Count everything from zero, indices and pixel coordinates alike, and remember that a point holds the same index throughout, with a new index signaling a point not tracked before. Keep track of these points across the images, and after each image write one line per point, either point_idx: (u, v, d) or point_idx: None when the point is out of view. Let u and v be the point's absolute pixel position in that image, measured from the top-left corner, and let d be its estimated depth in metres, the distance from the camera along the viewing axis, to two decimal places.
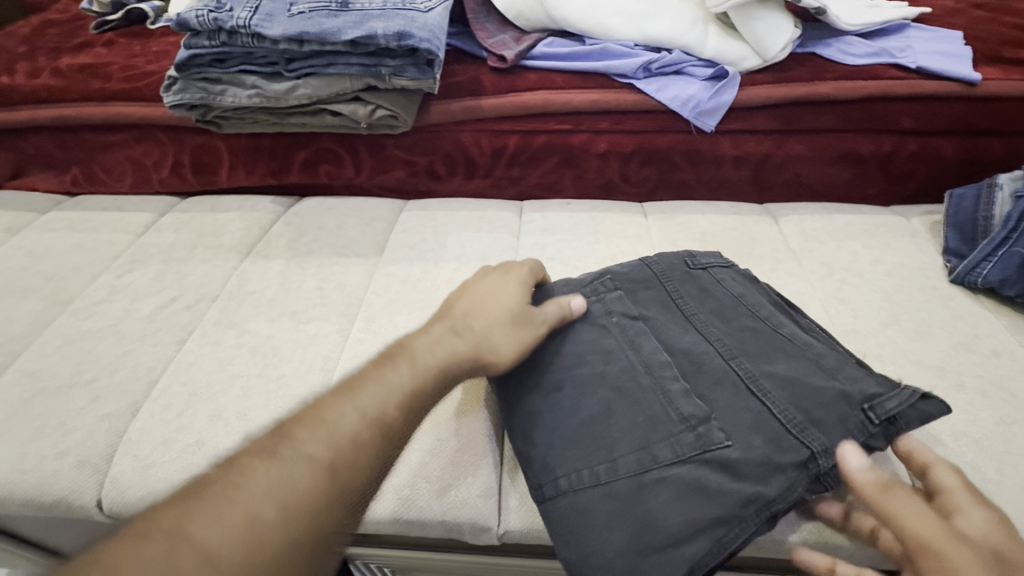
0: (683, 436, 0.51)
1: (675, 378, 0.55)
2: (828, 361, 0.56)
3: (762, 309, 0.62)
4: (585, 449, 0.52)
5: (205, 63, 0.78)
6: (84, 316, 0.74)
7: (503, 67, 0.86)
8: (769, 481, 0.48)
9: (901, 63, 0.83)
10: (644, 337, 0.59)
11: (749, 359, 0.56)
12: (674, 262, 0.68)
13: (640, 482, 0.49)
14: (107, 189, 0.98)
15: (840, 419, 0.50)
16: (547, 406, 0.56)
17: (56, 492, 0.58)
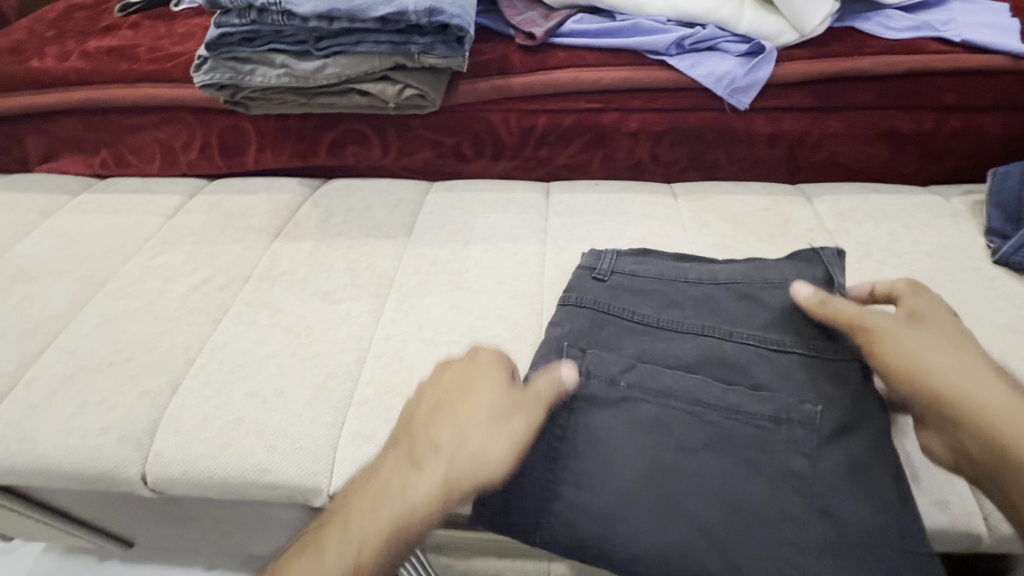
0: (794, 460, 0.50)
1: (720, 394, 0.53)
2: (775, 284, 0.61)
3: (690, 274, 0.64)
4: (735, 518, 0.48)
5: (234, 42, 0.78)
6: (119, 296, 0.75)
7: (532, 45, 0.84)
8: (854, 436, 0.51)
9: (945, 37, 0.80)
10: (655, 375, 0.55)
11: (738, 324, 0.59)
12: (593, 288, 0.64)
13: (823, 540, 0.47)
14: (136, 171, 0.99)
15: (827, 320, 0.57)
16: (639, 481, 0.50)
17: (101, 467, 0.59)
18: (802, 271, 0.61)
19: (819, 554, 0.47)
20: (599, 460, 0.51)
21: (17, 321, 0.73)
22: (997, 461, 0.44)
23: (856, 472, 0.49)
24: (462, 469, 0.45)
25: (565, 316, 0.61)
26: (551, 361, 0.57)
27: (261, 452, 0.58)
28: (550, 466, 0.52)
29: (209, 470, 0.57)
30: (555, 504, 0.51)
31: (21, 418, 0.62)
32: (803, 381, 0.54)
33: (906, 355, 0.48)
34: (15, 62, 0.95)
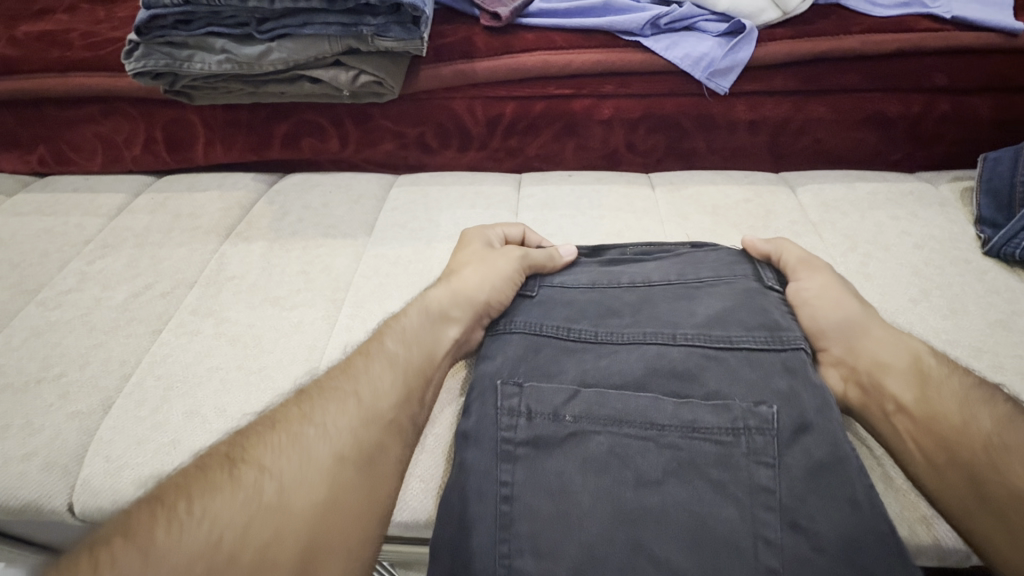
0: (758, 475, 0.45)
1: (673, 409, 0.49)
2: (706, 282, 0.60)
3: (622, 278, 0.63)
4: (707, 554, 0.43)
5: (167, 24, 0.71)
6: (52, 306, 0.69)
7: (498, 26, 0.78)
8: (817, 432, 0.46)
9: (935, 14, 0.75)
10: (602, 401, 0.50)
11: (680, 325, 0.55)
12: (527, 311, 0.60)
13: (800, 561, 0.43)
14: (77, 169, 0.92)
15: (760, 310, 0.55)
16: (602, 533, 0.44)
17: (22, 499, 0.53)
18: (732, 268, 0.61)
19: None
20: (555, 519, 0.45)
21: None
22: (875, 374, 0.52)
23: (824, 474, 0.45)
24: (405, 325, 0.58)
25: (498, 346, 0.57)
26: (489, 400, 0.52)
27: None
28: (503, 531, 0.45)
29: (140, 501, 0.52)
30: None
31: None
32: (754, 379, 0.50)
33: (818, 286, 0.58)
34: None
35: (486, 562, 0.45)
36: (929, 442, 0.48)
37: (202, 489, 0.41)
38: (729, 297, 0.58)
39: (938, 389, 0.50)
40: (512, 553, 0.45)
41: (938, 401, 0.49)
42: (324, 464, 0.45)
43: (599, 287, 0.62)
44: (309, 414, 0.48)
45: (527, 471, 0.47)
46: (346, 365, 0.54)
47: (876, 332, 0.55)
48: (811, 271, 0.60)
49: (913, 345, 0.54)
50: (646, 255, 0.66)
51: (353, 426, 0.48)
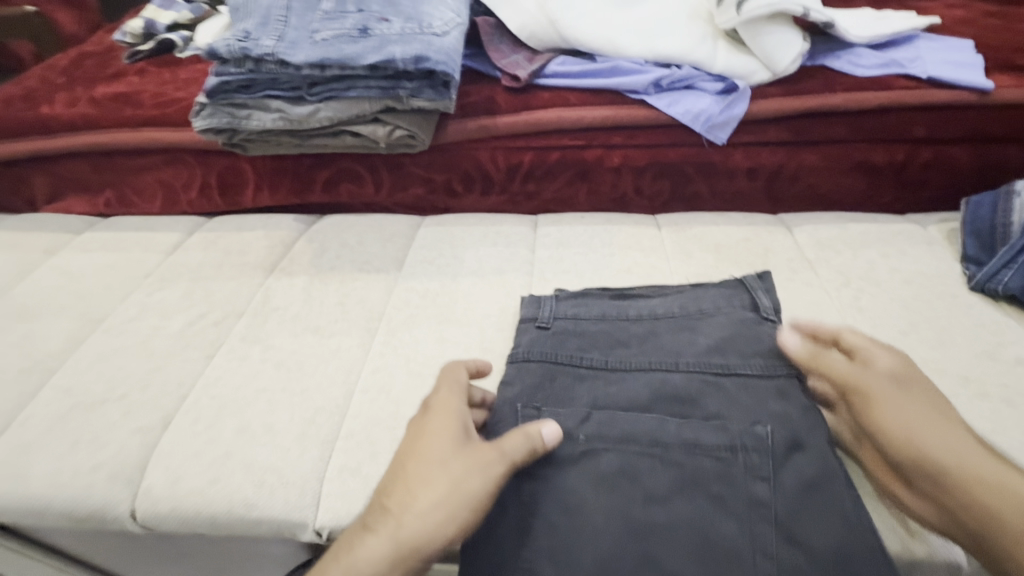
0: (755, 490, 0.51)
1: (677, 431, 0.54)
2: (706, 313, 0.66)
3: (629, 309, 0.67)
4: (712, 563, 0.48)
5: (231, 89, 0.81)
6: (116, 333, 0.76)
7: (518, 86, 0.88)
8: (807, 450, 0.52)
9: (912, 74, 0.83)
10: (612, 421, 0.55)
11: (683, 354, 0.61)
12: (538, 341, 0.64)
13: (794, 569, 0.48)
14: (138, 211, 1.03)
15: (756, 338, 0.61)
16: (616, 544, 0.50)
17: (90, 506, 0.59)
18: (731, 301, 0.67)
19: None
20: (572, 531, 0.50)
21: (14, 358, 0.74)
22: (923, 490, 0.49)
23: (814, 490, 0.50)
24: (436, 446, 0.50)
25: (515, 374, 0.61)
26: (510, 426, 0.56)
27: (249, 487, 0.58)
28: (524, 541, 0.51)
29: (196, 507, 0.58)
30: None
31: (9, 457, 0.62)
32: (750, 403, 0.56)
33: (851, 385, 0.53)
34: (26, 109, 0.99)
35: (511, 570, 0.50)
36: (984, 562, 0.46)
37: None
38: (726, 326, 0.63)
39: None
40: (533, 560, 0.50)
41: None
42: None
43: (608, 319, 0.66)
44: (341, 552, 0.47)
45: (545, 487, 0.52)
46: (456, 482, 0.47)
47: (982, 472, 0.46)
48: (862, 380, 0.53)
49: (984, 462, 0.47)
50: (651, 290, 0.71)
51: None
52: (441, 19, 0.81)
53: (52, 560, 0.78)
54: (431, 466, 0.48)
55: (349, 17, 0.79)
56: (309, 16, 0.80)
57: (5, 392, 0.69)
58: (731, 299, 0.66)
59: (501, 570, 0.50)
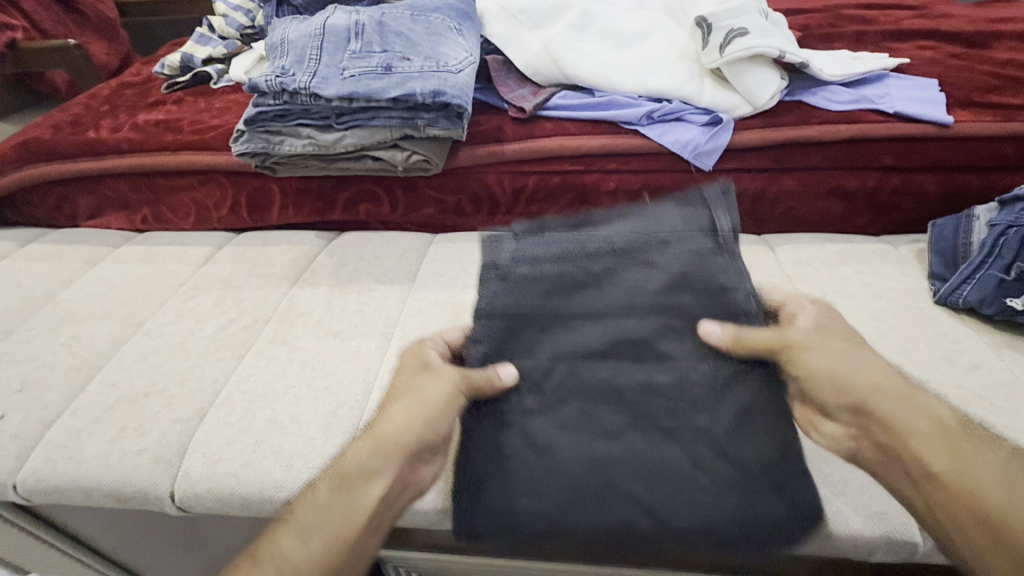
0: (697, 418, 0.58)
1: (631, 373, 0.61)
2: (661, 244, 0.75)
3: (590, 255, 0.76)
4: (664, 485, 0.55)
5: (267, 118, 0.91)
6: (155, 335, 0.84)
7: (523, 117, 0.98)
8: (741, 385, 0.59)
9: (880, 108, 0.92)
10: (573, 373, 0.62)
11: (633, 298, 0.69)
12: (501, 293, 0.73)
13: (731, 481, 0.55)
14: (173, 227, 1.12)
15: (696, 292, 0.69)
16: (581, 476, 0.56)
17: (135, 486, 0.66)
18: (680, 244, 0.75)
19: (731, 494, 0.54)
20: (543, 471, 0.56)
21: (64, 357, 0.82)
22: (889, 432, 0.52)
23: (747, 416, 0.58)
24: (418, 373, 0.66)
25: (483, 330, 0.69)
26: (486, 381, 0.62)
27: (278, 471, 0.65)
28: (504, 486, 0.57)
29: (231, 488, 0.65)
30: (514, 517, 0.55)
31: (66, 441, 0.70)
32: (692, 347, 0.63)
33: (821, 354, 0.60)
34: (74, 134, 1.09)
35: (490, 510, 0.57)
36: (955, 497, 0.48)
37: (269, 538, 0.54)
38: (677, 260, 0.73)
39: (966, 459, 0.51)
40: (513, 501, 0.56)
41: (969, 473, 0.49)
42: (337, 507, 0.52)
43: (568, 260, 0.75)
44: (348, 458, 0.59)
45: (516, 433, 0.58)
46: (425, 387, 0.62)
47: (888, 395, 0.55)
48: (796, 344, 0.61)
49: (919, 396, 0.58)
50: (613, 229, 0.81)
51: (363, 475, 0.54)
52: (456, 58, 0.91)
53: (86, 545, 0.84)
54: (404, 388, 0.64)
55: (374, 56, 0.89)
56: (339, 54, 0.90)
57: (57, 386, 0.77)
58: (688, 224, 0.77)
59: (482, 501, 0.57)
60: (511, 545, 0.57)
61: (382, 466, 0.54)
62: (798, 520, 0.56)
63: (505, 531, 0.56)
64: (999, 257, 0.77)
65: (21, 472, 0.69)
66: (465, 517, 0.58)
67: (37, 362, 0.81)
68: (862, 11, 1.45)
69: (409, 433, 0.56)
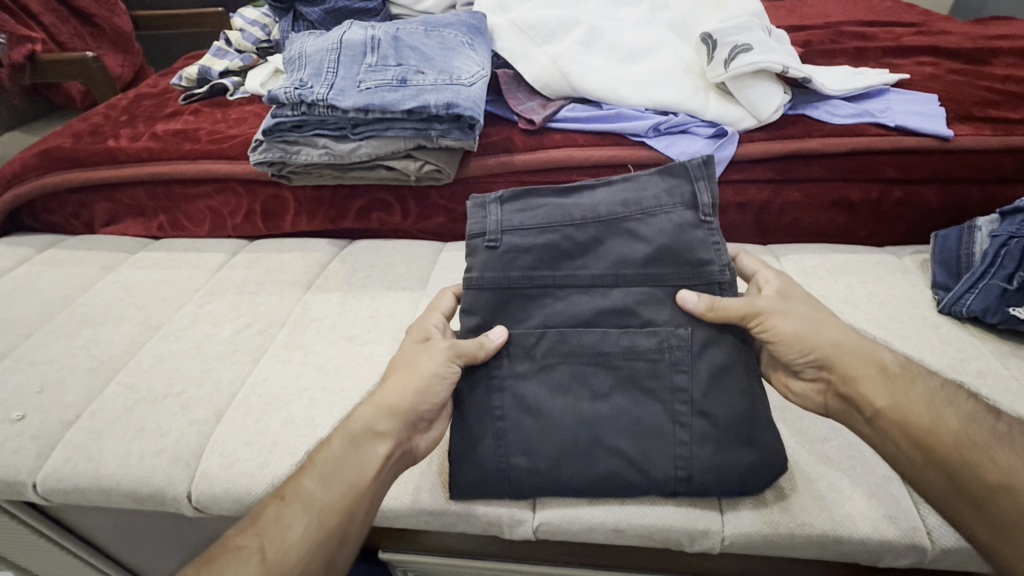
0: (677, 379, 0.62)
1: (616, 341, 0.64)
2: (648, 213, 0.65)
3: (574, 214, 0.67)
4: (643, 438, 0.62)
5: (285, 128, 0.93)
6: (171, 338, 0.86)
7: (533, 128, 1.00)
8: (719, 346, 0.62)
9: (882, 122, 0.94)
10: (563, 338, 0.64)
11: (621, 265, 0.65)
12: (489, 263, 0.66)
13: (704, 435, 0.61)
14: (188, 234, 1.14)
15: (685, 244, 0.64)
16: (570, 432, 0.63)
17: (153, 486, 0.67)
18: (672, 194, 0.66)
19: (703, 446, 0.61)
20: (536, 429, 0.63)
21: (82, 359, 0.83)
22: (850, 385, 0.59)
23: (722, 375, 0.62)
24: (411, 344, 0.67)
25: (473, 302, 0.66)
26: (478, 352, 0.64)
27: None
28: (500, 443, 0.63)
29: (247, 488, 0.66)
30: (511, 472, 0.63)
31: (85, 442, 0.71)
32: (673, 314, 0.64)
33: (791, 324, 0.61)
34: (95, 143, 1.12)
35: (490, 463, 0.63)
36: (908, 443, 0.54)
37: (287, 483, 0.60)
38: (665, 230, 0.65)
39: (904, 390, 0.57)
40: (507, 456, 0.63)
41: (904, 403, 0.56)
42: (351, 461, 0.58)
43: (554, 226, 0.66)
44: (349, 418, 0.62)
45: (511, 397, 0.64)
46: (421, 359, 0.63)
47: (845, 346, 0.60)
48: (768, 307, 0.61)
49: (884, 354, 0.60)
50: (592, 195, 0.68)
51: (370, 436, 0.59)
52: (468, 71, 0.94)
53: (98, 546, 0.85)
54: (402, 358, 0.65)
55: (390, 69, 0.92)
56: (355, 68, 0.92)
57: (76, 387, 0.79)
58: (672, 191, 0.65)
59: (482, 457, 0.63)
60: (511, 497, 0.64)
61: (387, 429, 0.60)
62: (768, 471, 0.61)
63: (503, 483, 0.63)
64: (1002, 267, 0.78)
65: (41, 472, 0.71)
66: (468, 471, 0.63)
67: (56, 365, 0.83)
68: (862, 27, 1.49)
69: (404, 400, 0.61)
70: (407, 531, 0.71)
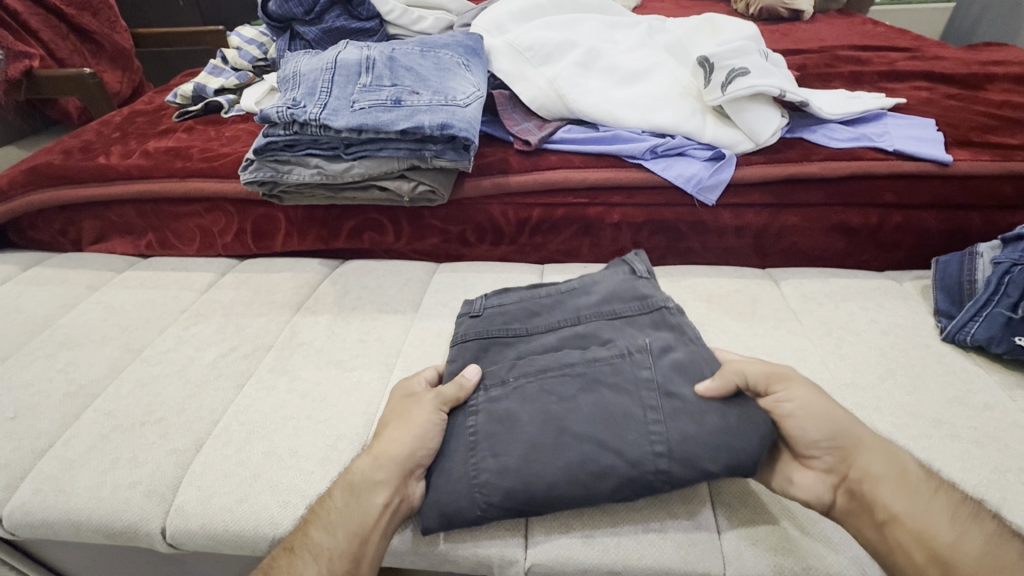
0: (639, 373, 0.63)
1: (579, 354, 0.67)
2: (599, 279, 0.80)
3: (543, 288, 0.81)
4: (613, 423, 0.59)
5: (277, 148, 0.92)
6: (153, 362, 0.83)
7: (528, 149, 0.99)
8: (674, 350, 0.66)
9: (881, 146, 0.93)
10: (530, 361, 0.68)
11: (583, 311, 0.75)
12: (473, 326, 0.76)
13: (673, 412, 0.59)
14: (177, 252, 1.12)
15: (632, 290, 0.76)
16: (540, 430, 0.60)
17: (125, 520, 0.64)
18: (617, 269, 0.83)
19: (676, 423, 0.59)
20: (504, 434, 0.61)
21: (59, 383, 0.80)
22: (866, 484, 0.55)
23: (683, 366, 0.63)
24: (404, 393, 0.68)
25: (456, 354, 0.72)
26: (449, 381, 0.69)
27: (273, 506, 0.63)
28: (471, 451, 0.61)
29: (224, 524, 0.62)
30: (482, 477, 0.59)
31: (57, 472, 0.68)
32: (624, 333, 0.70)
33: (803, 398, 0.58)
34: (84, 160, 1.10)
35: (460, 473, 0.60)
36: (922, 552, 0.52)
37: (294, 534, 0.58)
38: (615, 284, 0.78)
39: (919, 498, 0.54)
40: (477, 462, 0.60)
41: (920, 513, 0.53)
42: (356, 508, 0.57)
43: (525, 297, 0.80)
44: (353, 466, 0.61)
45: (485, 415, 0.63)
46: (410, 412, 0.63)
47: (862, 440, 0.57)
48: (791, 380, 0.59)
49: (899, 455, 0.57)
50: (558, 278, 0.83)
51: (374, 479, 0.58)
52: (463, 92, 0.93)
53: None
54: (391, 411, 0.65)
55: (384, 89, 0.91)
56: (349, 88, 0.91)
57: (51, 414, 0.76)
58: (617, 269, 0.82)
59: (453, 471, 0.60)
60: (486, 512, 0.59)
61: (385, 477, 0.58)
62: None
63: (474, 497, 0.59)
64: (1005, 295, 0.77)
65: (8, 505, 0.67)
66: (442, 490, 0.60)
67: (32, 389, 0.80)
68: (857, 52, 1.50)
69: (401, 447, 0.60)
70: (392, 568, 0.67)
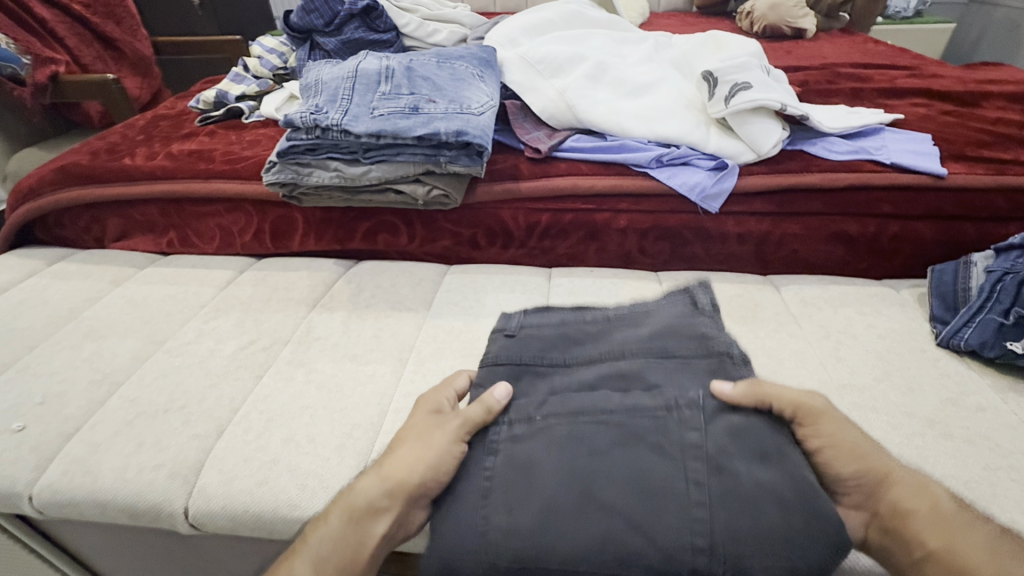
0: (689, 436, 0.59)
1: (619, 400, 0.63)
2: (648, 312, 0.77)
3: (585, 314, 0.79)
4: (645, 496, 0.55)
5: (298, 151, 0.96)
6: (175, 353, 0.86)
7: (538, 157, 1.03)
8: (737, 410, 0.60)
9: (878, 159, 0.97)
10: (566, 400, 0.64)
11: (626, 344, 0.71)
12: (506, 347, 0.73)
13: (721, 494, 0.55)
14: (197, 250, 1.16)
15: (691, 327, 0.71)
16: (562, 487, 0.57)
17: (150, 500, 0.67)
18: (673, 302, 0.79)
19: (722, 506, 0.54)
20: (523, 484, 0.58)
21: (85, 371, 0.84)
22: (897, 520, 0.56)
23: (741, 434, 0.58)
24: (427, 410, 0.67)
25: (484, 375, 0.70)
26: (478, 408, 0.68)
27: (292, 490, 0.65)
28: (483, 499, 0.58)
29: (245, 505, 0.65)
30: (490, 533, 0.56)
31: (85, 454, 0.71)
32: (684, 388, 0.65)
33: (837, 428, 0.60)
34: (110, 160, 1.15)
35: (470, 521, 0.57)
36: None
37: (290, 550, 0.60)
38: (665, 318, 0.75)
39: (958, 534, 0.55)
40: (488, 515, 0.57)
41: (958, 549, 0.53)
42: (348, 533, 0.58)
43: (566, 322, 0.78)
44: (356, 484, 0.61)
45: (503, 458, 0.61)
46: (426, 437, 0.62)
47: (897, 477, 0.58)
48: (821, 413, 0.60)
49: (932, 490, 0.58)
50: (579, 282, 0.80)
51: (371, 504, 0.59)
52: (478, 102, 0.97)
53: (86, 562, 0.84)
54: (412, 428, 0.64)
55: (403, 98, 0.95)
56: (369, 96, 0.96)
57: (78, 399, 0.79)
58: (671, 301, 0.78)
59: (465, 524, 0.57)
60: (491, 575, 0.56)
61: (386, 505, 0.58)
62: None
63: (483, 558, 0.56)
64: (998, 301, 0.80)
65: (37, 484, 0.70)
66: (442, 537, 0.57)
67: (59, 376, 0.83)
68: (857, 69, 1.54)
69: (411, 477, 0.59)
70: (402, 553, 0.70)
